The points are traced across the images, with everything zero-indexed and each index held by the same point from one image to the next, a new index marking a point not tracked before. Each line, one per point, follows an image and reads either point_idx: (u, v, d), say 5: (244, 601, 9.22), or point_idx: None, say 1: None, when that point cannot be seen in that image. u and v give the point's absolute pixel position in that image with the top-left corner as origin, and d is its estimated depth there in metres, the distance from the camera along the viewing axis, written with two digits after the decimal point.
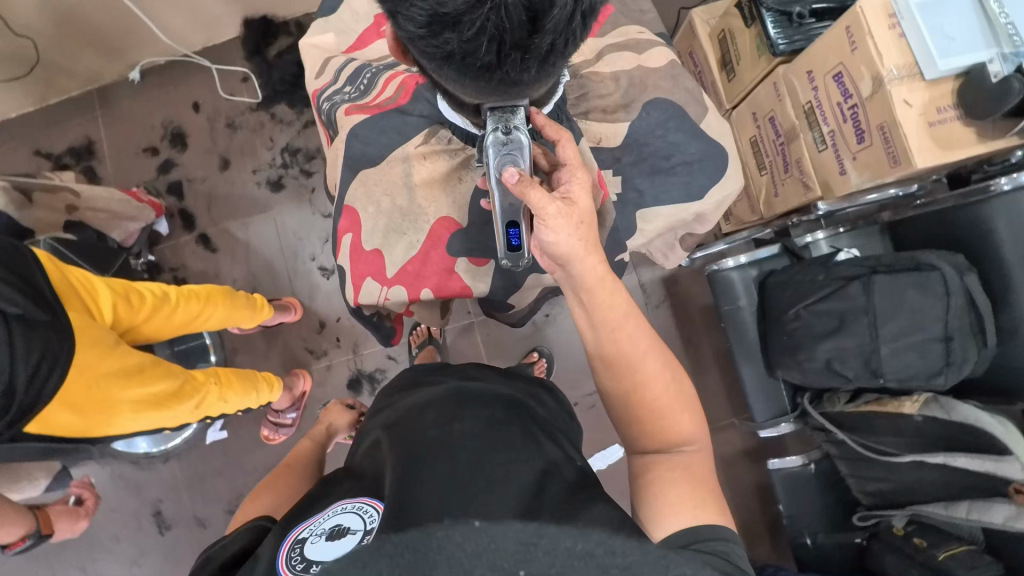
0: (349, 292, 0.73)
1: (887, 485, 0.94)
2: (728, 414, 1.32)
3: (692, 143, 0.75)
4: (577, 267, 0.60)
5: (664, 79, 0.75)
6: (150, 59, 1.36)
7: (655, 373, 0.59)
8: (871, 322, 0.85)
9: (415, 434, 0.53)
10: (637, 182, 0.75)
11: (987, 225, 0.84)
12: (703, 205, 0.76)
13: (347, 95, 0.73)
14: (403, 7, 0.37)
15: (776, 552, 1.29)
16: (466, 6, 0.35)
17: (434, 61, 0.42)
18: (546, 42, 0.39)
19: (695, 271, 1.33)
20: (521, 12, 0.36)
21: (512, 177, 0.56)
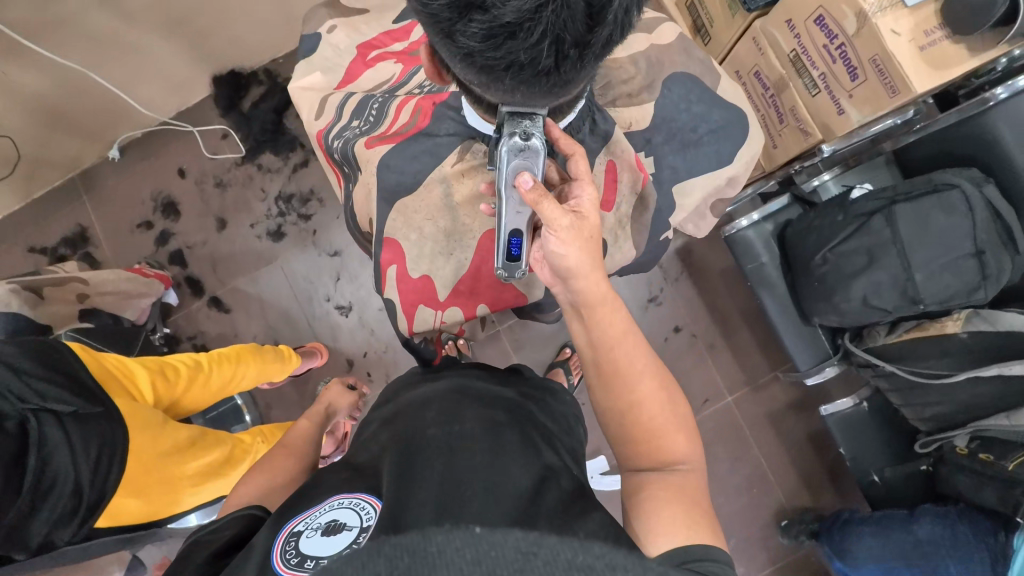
0: (400, 321, 0.74)
1: (944, 408, 0.94)
2: (768, 371, 1.33)
3: (714, 111, 0.75)
4: (581, 283, 0.60)
5: (678, 54, 0.76)
6: (127, 134, 1.34)
7: (650, 393, 0.59)
8: (901, 252, 0.86)
9: (415, 432, 0.56)
10: (671, 159, 0.75)
11: (993, 136, 0.85)
12: (734, 168, 0.77)
13: (357, 129, 0.73)
14: (462, 24, 0.38)
15: (840, 495, 1.30)
16: (531, 12, 0.36)
17: (490, 76, 0.42)
18: (604, 35, 0.40)
19: (707, 237, 1.34)
20: (583, 8, 0.37)
21: (527, 184, 0.57)
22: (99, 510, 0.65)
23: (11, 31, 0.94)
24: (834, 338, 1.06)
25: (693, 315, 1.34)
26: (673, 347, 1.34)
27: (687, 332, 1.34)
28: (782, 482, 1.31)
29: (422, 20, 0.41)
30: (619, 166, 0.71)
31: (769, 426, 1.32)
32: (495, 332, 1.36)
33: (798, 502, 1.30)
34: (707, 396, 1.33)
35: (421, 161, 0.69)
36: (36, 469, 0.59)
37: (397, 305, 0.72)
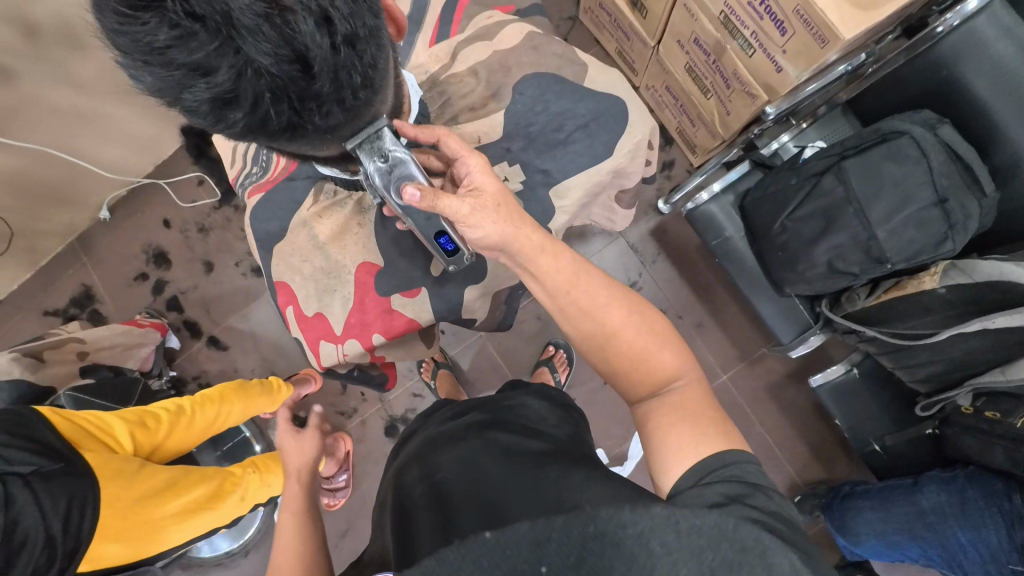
0: (312, 357, 0.77)
1: (939, 367, 0.86)
2: (761, 344, 1.27)
3: (581, 104, 0.72)
4: (515, 244, 0.61)
5: (525, 55, 0.73)
6: (114, 195, 1.42)
7: (623, 321, 0.58)
8: (858, 210, 0.80)
9: (406, 494, 0.53)
10: (538, 163, 0.74)
11: (949, 69, 0.78)
12: (615, 159, 0.74)
13: (254, 176, 0.78)
14: (182, 104, 0.40)
15: (855, 464, 1.24)
16: (232, 81, 0.38)
17: (244, 138, 0.44)
18: (327, 83, 0.40)
19: (677, 215, 1.29)
20: (281, 66, 0.38)
21: (416, 194, 0.56)
22: (79, 558, 0.69)
23: None
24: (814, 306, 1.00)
25: (675, 296, 1.29)
26: None
27: (672, 314, 1.29)
28: (791, 457, 1.26)
29: (157, 101, 0.42)
30: None
31: (769, 400, 1.27)
32: (477, 338, 1.36)
33: (811, 474, 1.25)
34: None
35: None
36: (7, 528, 0.64)
37: (303, 342, 0.76)
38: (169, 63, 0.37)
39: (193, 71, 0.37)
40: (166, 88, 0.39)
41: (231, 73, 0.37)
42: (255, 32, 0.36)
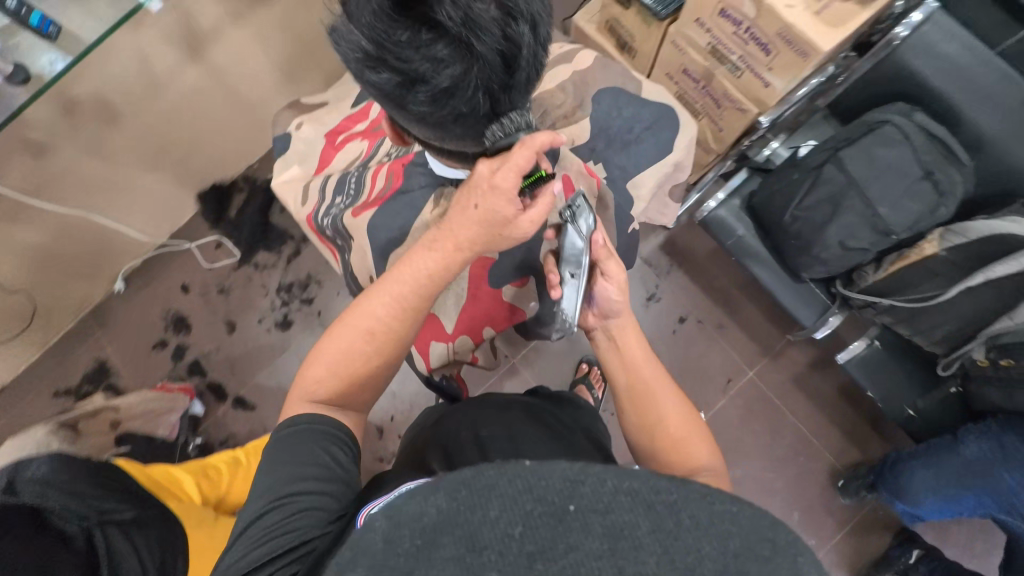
0: (417, 361, 0.82)
1: (952, 326, 0.95)
2: (781, 338, 1.35)
3: (642, 109, 0.80)
4: (617, 322, 0.68)
5: (600, 70, 0.81)
6: (130, 265, 1.40)
7: (674, 406, 0.63)
8: (860, 192, 0.91)
9: (453, 451, 0.62)
10: (616, 160, 0.81)
11: (908, 69, 0.91)
12: (677, 154, 0.81)
13: (342, 204, 0.77)
14: (410, 98, 0.47)
15: (887, 440, 1.30)
16: (461, 75, 0.46)
17: (442, 127, 0.52)
18: (524, 75, 0.49)
19: (684, 227, 1.40)
20: (502, 61, 0.46)
21: (598, 243, 0.65)
22: None
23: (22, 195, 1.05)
24: (829, 287, 1.10)
25: (693, 302, 1.37)
26: (682, 338, 1.36)
27: (693, 319, 1.37)
28: (827, 442, 1.31)
29: (379, 96, 0.50)
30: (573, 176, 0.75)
31: (797, 390, 1.33)
32: (512, 366, 1.39)
33: (849, 458, 1.30)
34: (728, 375, 1.34)
35: (406, 214, 0.72)
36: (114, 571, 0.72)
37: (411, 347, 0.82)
38: (419, 57, 0.44)
39: (436, 64, 0.45)
40: (404, 80, 0.46)
41: (465, 64, 0.45)
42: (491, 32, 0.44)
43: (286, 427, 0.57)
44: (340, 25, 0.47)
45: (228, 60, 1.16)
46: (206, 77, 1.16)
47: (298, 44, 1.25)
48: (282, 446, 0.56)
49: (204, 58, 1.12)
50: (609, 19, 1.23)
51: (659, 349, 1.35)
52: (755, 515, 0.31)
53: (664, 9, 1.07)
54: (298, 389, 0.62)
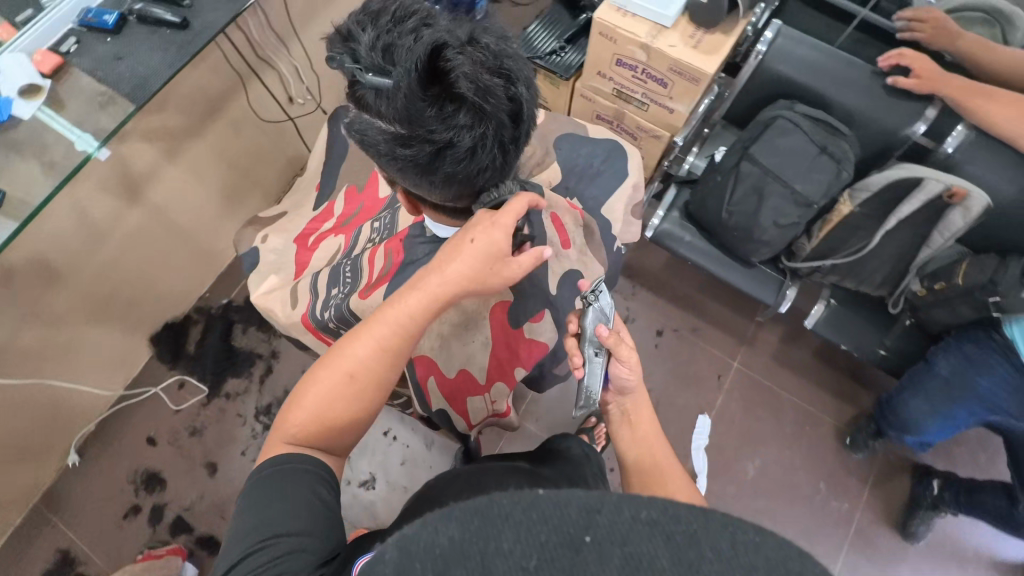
0: (457, 421, 0.82)
1: (886, 265, 1.10)
2: (751, 324, 1.45)
3: (595, 146, 0.90)
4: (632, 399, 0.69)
5: (552, 121, 0.91)
6: (82, 432, 1.28)
7: (682, 485, 0.61)
8: (776, 177, 1.05)
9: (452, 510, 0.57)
10: (589, 191, 0.89)
11: (777, 73, 1.08)
12: (633, 175, 0.90)
13: (341, 294, 0.77)
14: (439, 161, 0.53)
15: (871, 388, 1.40)
16: (481, 132, 0.51)
17: (465, 183, 0.57)
18: (527, 125, 0.56)
19: (635, 250, 1.51)
20: (512, 115, 0.52)
21: (604, 332, 0.63)
22: None
23: None
24: (776, 265, 1.24)
25: (665, 314, 1.46)
26: (666, 349, 1.43)
27: (669, 330, 1.44)
28: (823, 406, 1.39)
29: (405, 168, 0.55)
30: (560, 213, 0.78)
31: (781, 366, 1.42)
32: None
33: (847, 415, 1.38)
34: (718, 370, 1.41)
35: None
36: None
37: (450, 410, 0.80)
38: (445, 124, 0.50)
39: (461, 128, 0.50)
40: (433, 150, 0.51)
41: (482, 125, 0.51)
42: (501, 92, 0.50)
43: (267, 467, 0.54)
44: (365, 118, 0.53)
45: (170, 197, 1.17)
46: (149, 217, 1.15)
47: (236, 169, 1.30)
48: (264, 486, 0.52)
49: (145, 199, 1.12)
50: None
51: (649, 365, 1.41)
52: (783, 545, 0.24)
53: (567, 71, 1.24)
54: (279, 430, 0.59)
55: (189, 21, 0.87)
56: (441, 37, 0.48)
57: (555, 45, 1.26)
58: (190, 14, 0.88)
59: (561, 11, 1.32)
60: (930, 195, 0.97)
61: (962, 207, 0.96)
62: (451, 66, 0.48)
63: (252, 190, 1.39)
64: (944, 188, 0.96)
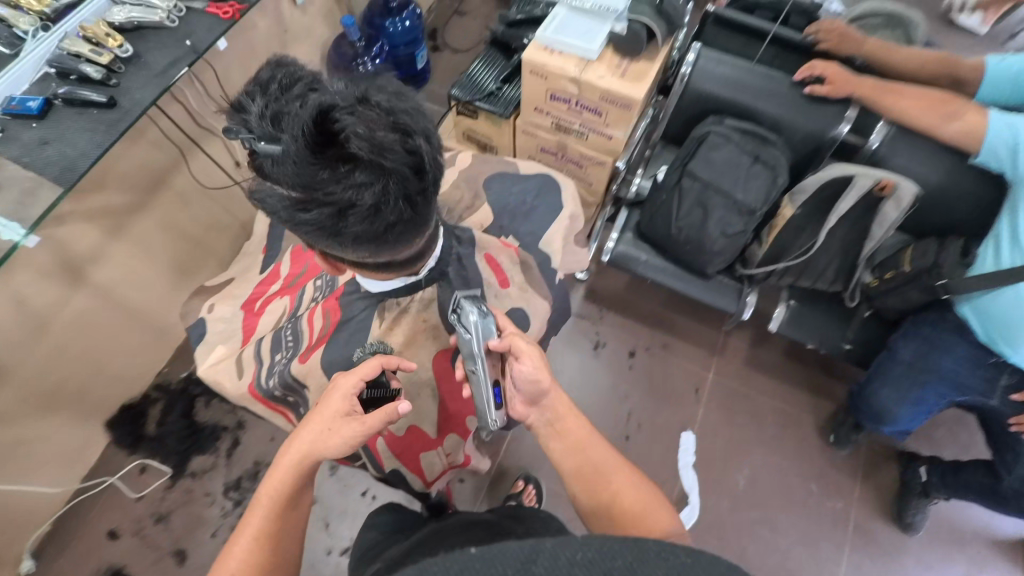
0: (412, 479, 0.79)
1: (835, 261, 1.14)
2: (719, 334, 1.46)
3: (527, 183, 0.92)
4: (549, 397, 0.66)
5: (481, 163, 0.94)
6: (36, 536, 1.18)
7: (623, 479, 0.61)
8: (717, 190, 1.08)
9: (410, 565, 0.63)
10: (524, 229, 0.88)
11: (704, 91, 1.13)
12: (569, 207, 0.92)
13: (284, 357, 0.76)
14: (344, 223, 0.53)
15: (844, 382, 1.42)
16: (381, 189, 0.52)
17: (378, 242, 0.57)
18: (432, 177, 0.57)
19: (597, 274, 1.51)
20: (411, 169, 0.54)
21: (496, 341, 0.66)
22: None
23: None
24: (733, 273, 1.26)
25: (634, 334, 1.45)
26: (641, 368, 1.42)
27: (641, 349, 1.44)
28: (801, 406, 1.39)
29: (314, 233, 0.55)
30: (494, 253, 0.80)
31: (754, 371, 1.43)
32: None
33: (826, 411, 1.38)
34: (695, 383, 1.41)
35: (353, 342, 0.73)
36: None
37: (403, 469, 0.77)
38: (342, 185, 0.51)
39: (360, 186, 0.51)
40: (332, 211, 0.52)
41: (381, 181, 0.52)
42: (396, 148, 0.52)
43: None
44: (265, 187, 0.55)
45: (117, 277, 1.13)
46: (94, 299, 1.10)
47: (185, 241, 1.26)
48: None
49: (89, 281, 1.08)
50: (464, 131, 1.41)
51: (625, 387, 1.39)
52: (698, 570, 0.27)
53: (507, 109, 1.27)
54: None
55: (116, 99, 0.84)
56: (327, 100, 0.50)
57: (493, 86, 1.30)
58: (117, 93, 0.85)
59: (495, 53, 1.36)
60: (864, 190, 1.00)
61: (892, 198, 1.00)
62: (341, 125, 0.50)
63: (207, 259, 1.34)
64: (875, 181, 0.98)
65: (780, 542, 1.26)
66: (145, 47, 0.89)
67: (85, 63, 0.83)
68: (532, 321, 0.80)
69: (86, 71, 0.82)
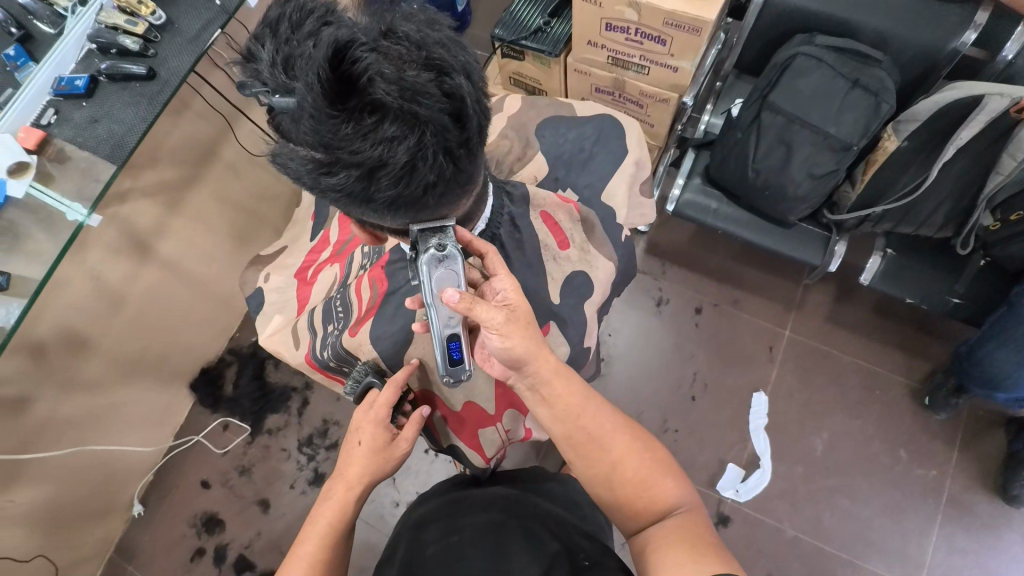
0: (472, 456, 0.77)
1: (947, 204, 0.97)
2: (797, 288, 1.32)
3: (584, 129, 0.83)
4: (533, 365, 0.61)
5: (531, 109, 0.85)
6: (141, 485, 1.31)
7: (626, 450, 0.61)
8: (803, 124, 0.93)
9: (417, 552, 0.63)
10: (582, 181, 0.81)
11: (789, 5, 0.95)
12: (633, 153, 0.83)
13: (336, 329, 0.75)
14: (375, 185, 0.49)
15: (944, 338, 1.26)
16: (416, 142, 0.47)
17: (417, 203, 0.53)
18: (475, 124, 0.51)
19: (659, 225, 1.40)
20: (450, 118, 0.48)
21: (454, 298, 0.55)
22: None
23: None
24: (817, 221, 1.12)
25: (700, 289, 1.35)
26: (707, 327, 1.32)
27: (708, 306, 1.33)
28: (891, 366, 1.26)
29: (345, 199, 0.51)
30: (551, 210, 0.74)
31: (836, 328, 1.29)
32: None
33: (920, 372, 1.24)
34: (768, 341, 1.30)
35: (401, 314, 0.70)
36: None
37: (461, 443, 0.76)
38: (370, 141, 0.46)
39: (391, 141, 0.46)
40: (362, 172, 0.47)
41: (415, 133, 0.46)
42: (430, 93, 0.46)
43: None
44: (286, 148, 0.50)
45: (181, 250, 1.17)
46: (163, 272, 1.15)
47: (241, 211, 1.28)
48: None
49: (156, 254, 1.12)
50: (510, 75, 1.31)
51: (690, 346, 1.31)
52: None
53: (556, 47, 1.15)
54: None
55: (155, 70, 0.81)
56: (341, 36, 0.44)
57: (541, 21, 1.17)
58: (156, 64, 0.82)
59: None
60: (994, 113, 0.82)
61: None
62: (362, 67, 0.44)
63: (262, 228, 1.35)
64: (1009, 103, 0.80)
65: (859, 511, 1.17)
66: (177, 12, 0.85)
67: (122, 35, 0.79)
68: (594, 287, 0.73)
69: (124, 42, 0.79)
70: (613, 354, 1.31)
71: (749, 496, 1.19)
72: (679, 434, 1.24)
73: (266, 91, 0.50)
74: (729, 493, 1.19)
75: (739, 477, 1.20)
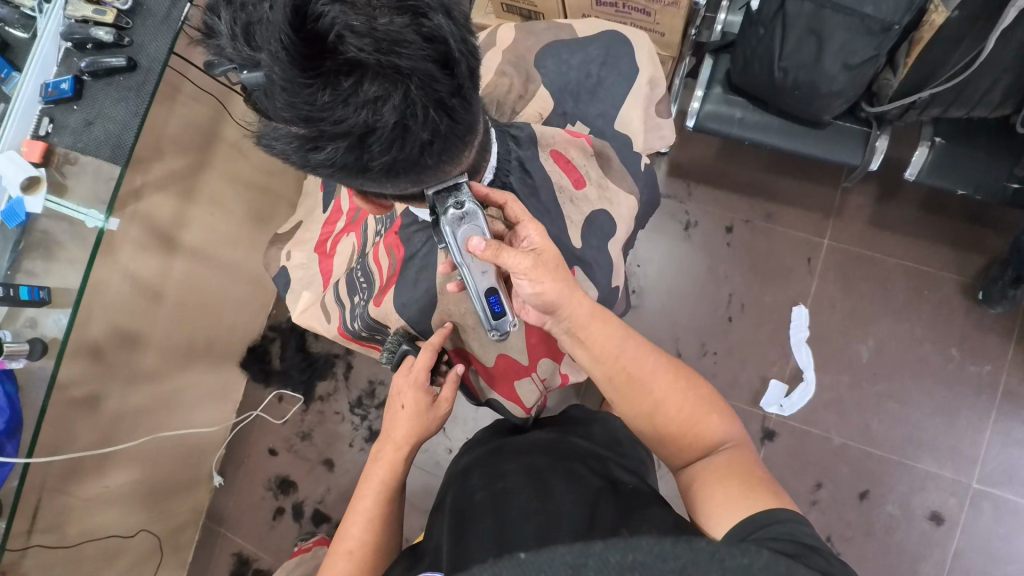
0: (512, 409, 0.78)
1: (1007, 78, 0.86)
2: (835, 192, 1.24)
3: (588, 52, 0.76)
4: (568, 310, 0.60)
5: (528, 36, 0.78)
6: (216, 458, 1.42)
7: (668, 388, 0.61)
8: (834, 8, 0.81)
9: (465, 497, 0.65)
10: (592, 112, 0.76)
11: None
12: (644, 72, 0.76)
13: (363, 299, 0.75)
14: (367, 152, 0.47)
15: (999, 226, 1.17)
16: (402, 99, 0.44)
17: (413, 166, 0.50)
18: (465, 69, 0.47)
19: (681, 144, 1.31)
20: (436, 66, 0.44)
21: (481, 246, 0.56)
22: None
23: (83, 446, 1.07)
24: (856, 116, 1.03)
25: (730, 207, 1.28)
26: (740, 246, 1.27)
27: (739, 223, 1.27)
28: (941, 264, 1.19)
29: (339, 173, 0.50)
30: (563, 148, 0.70)
31: (880, 230, 1.22)
32: None
33: (974, 266, 1.17)
34: (806, 253, 1.24)
35: (422, 279, 0.70)
36: None
37: (498, 396, 0.77)
38: (352, 107, 0.43)
39: (375, 102, 0.43)
40: (351, 142, 0.45)
41: (400, 89, 0.43)
42: (406, 42, 0.42)
43: None
44: (268, 127, 0.48)
45: (205, 237, 1.19)
46: (193, 261, 1.18)
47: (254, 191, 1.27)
48: None
49: (182, 246, 1.14)
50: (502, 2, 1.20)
51: (724, 268, 1.26)
52: None
53: None
54: None
55: (135, 60, 0.78)
56: None
57: None
58: (134, 52, 0.79)
59: None
60: None
61: None
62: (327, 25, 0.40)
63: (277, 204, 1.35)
64: None
65: (911, 413, 1.16)
66: None
67: (94, 27, 0.77)
68: (617, 224, 0.71)
69: (98, 36, 0.76)
70: (645, 285, 1.28)
71: (794, 410, 1.19)
72: (719, 357, 1.23)
73: (234, 68, 0.47)
74: (773, 409, 1.19)
75: (784, 394, 1.20)
